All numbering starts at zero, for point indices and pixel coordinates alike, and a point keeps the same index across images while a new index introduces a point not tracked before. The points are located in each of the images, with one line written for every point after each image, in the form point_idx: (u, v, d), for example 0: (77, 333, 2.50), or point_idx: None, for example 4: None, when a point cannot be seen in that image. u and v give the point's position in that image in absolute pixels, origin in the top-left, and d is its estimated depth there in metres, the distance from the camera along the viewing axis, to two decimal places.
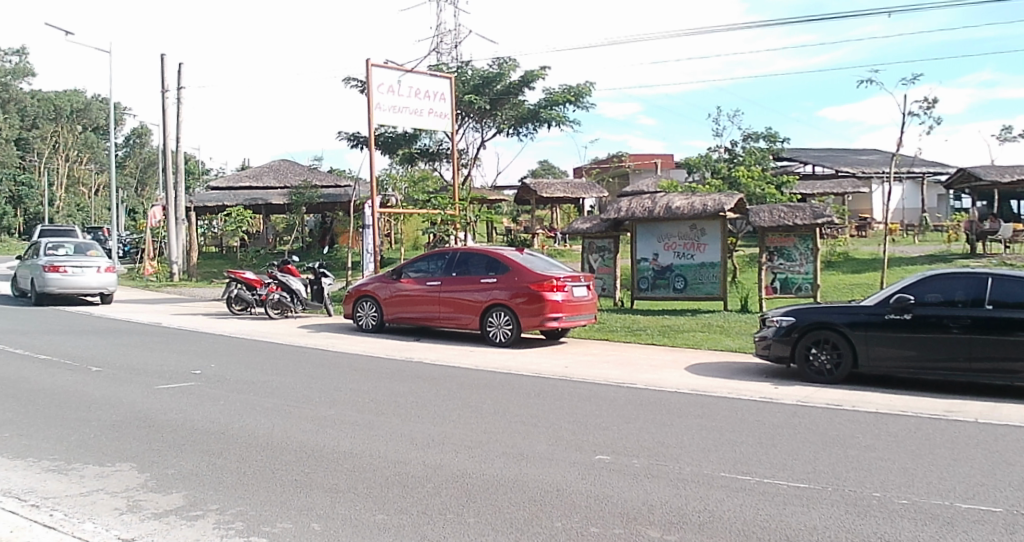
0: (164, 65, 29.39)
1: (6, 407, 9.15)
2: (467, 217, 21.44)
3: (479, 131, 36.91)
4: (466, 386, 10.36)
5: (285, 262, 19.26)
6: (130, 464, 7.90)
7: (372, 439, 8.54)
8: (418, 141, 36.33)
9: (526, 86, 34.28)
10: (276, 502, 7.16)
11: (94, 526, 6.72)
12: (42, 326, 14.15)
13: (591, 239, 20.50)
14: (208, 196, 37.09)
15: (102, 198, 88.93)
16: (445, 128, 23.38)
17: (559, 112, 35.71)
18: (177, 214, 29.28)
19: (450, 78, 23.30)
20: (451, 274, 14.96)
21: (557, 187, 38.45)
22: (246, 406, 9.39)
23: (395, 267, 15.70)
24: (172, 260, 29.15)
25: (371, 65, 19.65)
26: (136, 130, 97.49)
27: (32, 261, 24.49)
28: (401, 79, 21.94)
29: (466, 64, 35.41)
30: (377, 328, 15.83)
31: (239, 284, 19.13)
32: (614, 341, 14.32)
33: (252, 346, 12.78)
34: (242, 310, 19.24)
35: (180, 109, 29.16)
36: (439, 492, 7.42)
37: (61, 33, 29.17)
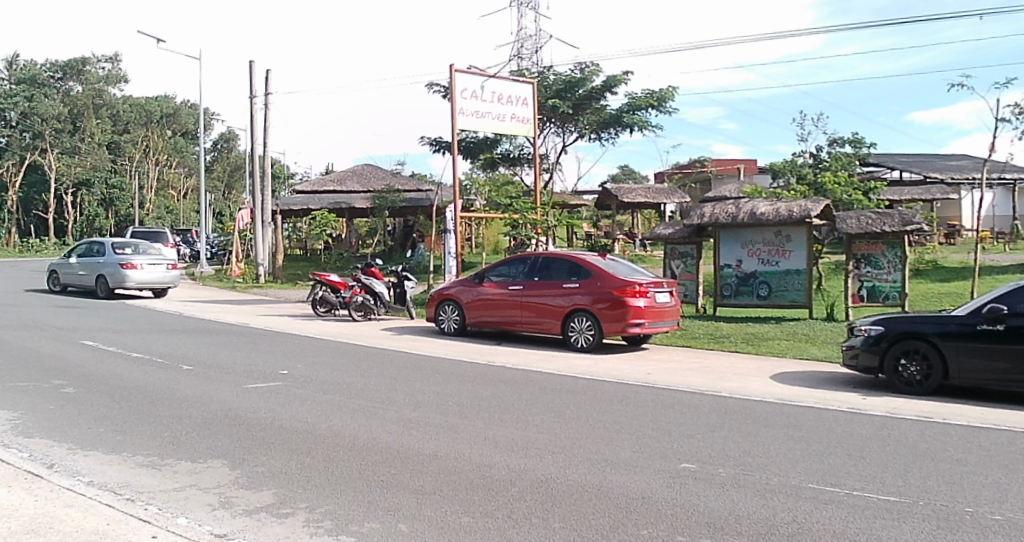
0: (252, 71, 30.01)
1: (101, 403, 9.43)
2: (549, 222, 21.51)
3: (561, 136, 36.87)
4: (548, 391, 10.31)
5: (368, 265, 19.41)
6: (221, 461, 8.09)
7: (453, 442, 8.55)
8: (500, 145, 36.41)
9: (608, 90, 34.13)
10: (363, 502, 7.26)
11: (187, 521, 6.92)
12: (135, 325, 14.56)
13: (673, 245, 20.28)
14: (294, 199, 37.89)
15: (191, 201, 91.53)
16: (528, 133, 23.46)
17: (642, 116, 35.60)
18: (263, 217, 29.90)
19: (533, 83, 23.45)
20: (533, 278, 14.94)
21: (638, 192, 38.24)
22: (332, 406, 9.50)
23: (478, 271, 15.77)
24: (258, 262, 29.68)
25: (457, 69, 19.83)
26: (224, 135, 99.87)
27: (89, 258, 25.33)
28: (484, 84, 22.07)
29: (548, 69, 35.50)
30: (458, 332, 15.89)
31: (324, 287, 19.49)
32: (697, 349, 14.10)
33: (336, 347, 12.93)
34: (326, 312, 19.56)
35: (267, 114, 29.71)
36: (524, 496, 7.43)
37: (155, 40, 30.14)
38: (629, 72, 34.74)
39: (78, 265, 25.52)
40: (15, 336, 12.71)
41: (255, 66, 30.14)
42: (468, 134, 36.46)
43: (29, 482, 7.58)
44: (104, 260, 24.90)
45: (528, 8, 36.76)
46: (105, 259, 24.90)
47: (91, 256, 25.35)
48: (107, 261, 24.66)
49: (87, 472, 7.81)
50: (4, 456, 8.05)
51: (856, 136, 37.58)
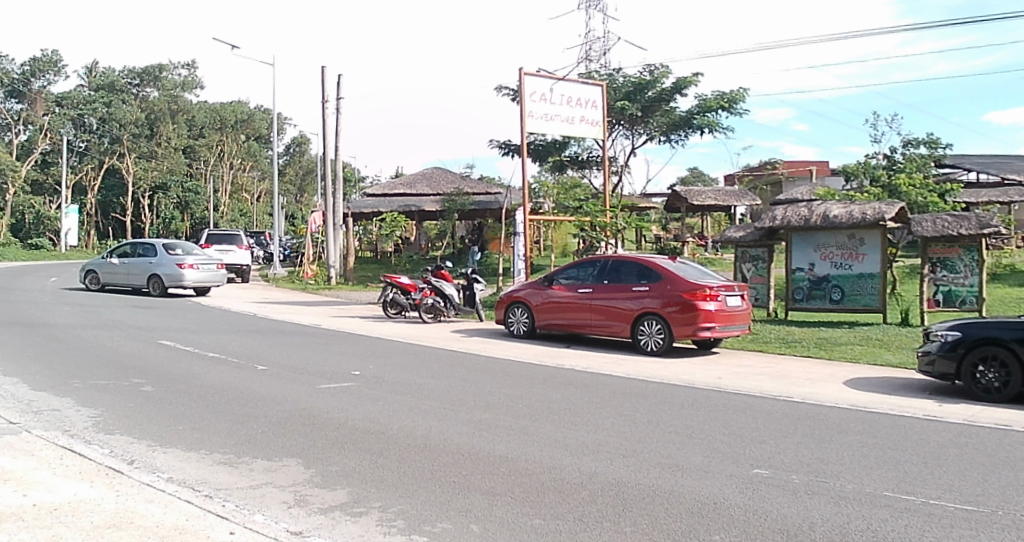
0: (325, 77, 30.49)
1: (179, 401, 9.66)
2: (619, 225, 21.45)
3: (630, 138, 36.78)
4: (619, 394, 10.27)
5: (439, 267, 19.56)
6: (296, 460, 8.24)
7: (523, 443, 8.57)
8: (568, 148, 36.43)
9: (678, 92, 33.86)
10: (435, 502, 7.33)
11: (264, 518, 7.05)
12: (211, 325, 14.89)
13: (744, 248, 20.09)
14: (365, 203, 38.43)
15: (264, 203, 93.32)
16: (597, 135, 23.39)
17: (712, 118, 35.20)
18: (335, 220, 30.29)
19: (602, 85, 23.37)
20: (603, 281, 14.92)
21: (708, 195, 37.93)
22: (404, 407, 9.58)
23: (547, 274, 15.79)
24: (330, 264, 29.99)
25: (526, 72, 19.92)
26: (297, 139, 101.46)
27: (137, 259, 26.04)
28: (553, 87, 22.12)
29: (617, 71, 35.46)
30: (527, 334, 15.93)
31: (395, 289, 19.75)
32: (770, 353, 13.90)
33: (406, 349, 13.06)
34: (397, 314, 19.82)
35: (338, 119, 30.13)
36: (595, 499, 7.41)
37: (230, 46, 30.87)
38: (699, 74, 34.43)
39: (125, 266, 26.18)
40: (98, 334, 13.13)
41: (326, 71, 30.59)
42: (536, 137, 36.59)
43: (112, 478, 7.80)
44: (156, 260, 25.77)
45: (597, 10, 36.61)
46: (158, 260, 25.76)
47: (140, 257, 26.09)
48: (162, 261, 25.56)
49: (167, 469, 8.02)
50: (88, 452, 8.31)
51: (931, 137, 36.71)
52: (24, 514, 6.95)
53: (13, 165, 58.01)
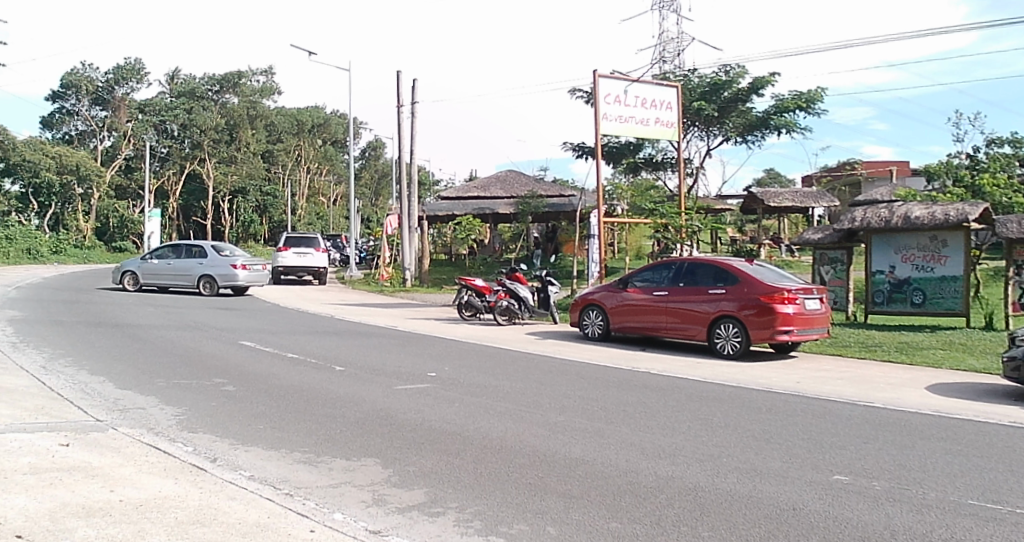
0: (399, 82, 30.80)
1: (259, 400, 9.86)
2: (694, 226, 21.32)
3: (705, 139, 36.38)
4: (696, 398, 10.20)
5: (513, 269, 19.64)
6: (374, 459, 8.36)
7: (599, 447, 8.55)
8: (642, 150, 36.20)
9: (755, 92, 33.39)
10: (511, 504, 7.36)
11: (344, 517, 7.16)
12: (288, 326, 15.22)
13: (822, 250, 19.84)
14: (440, 206, 38.72)
15: (340, 207, 94.70)
16: (672, 137, 23.19)
17: (790, 118, 34.61)
18: (410, 223, 30.47)
19: (677, 87, 23.27)
20: (679, 284, 14.83)
21: (785, 196, 37.49)
22: (480, 408, 9.64)
23: (622, 276, 15.77)
24: (405, 266, 30.20)
25: (600, 74, 19.90)
26: (372, 144, 102.51)
27: (186, 259, 26.81)
28: (628, 89, 22.06)
29: (693, 72, 35.20)
30: (602, 337, 15.94)
31: (470, 291, 19.90)
32: (849, 358, 13.67)
33: (481, 351, 13.14)
34: (471, 316, 19.98)
35: (412, 122, 30.41)
36: (672, 504, 7.37)
37: (308, 52, 31.54)
38: (776, 73, 33.86)
39: (173, 266, 26.81)
40: (180, 334, 13.52)
41: (401, 75, 30.91)
42: (611, 139, 36.55)
43: (196, 474, 7.99)
44: (207, 261, 26.76)
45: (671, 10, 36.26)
46: (210, 261, 26.73)
47: (187, 258, 26.87)
48: (215, 262, 26.56)
49: (249, 467, 8.19)
50: (172, 449, 8.52)
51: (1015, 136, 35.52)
52: (112, 509, 7.17)
53: (98, 171, 58.74)
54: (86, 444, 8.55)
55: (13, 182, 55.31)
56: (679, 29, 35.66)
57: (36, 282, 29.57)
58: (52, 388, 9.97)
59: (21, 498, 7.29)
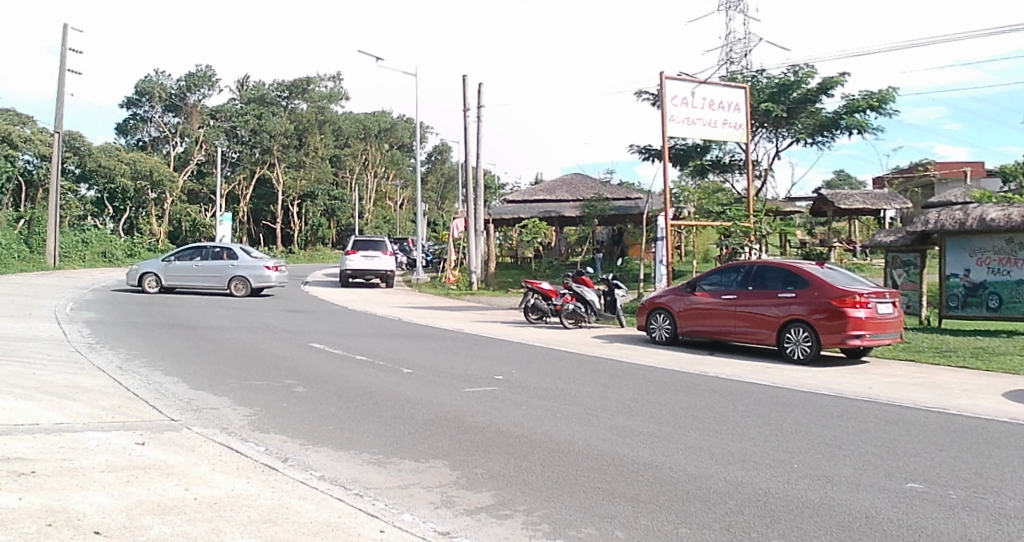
0: (466, 87, 31.02)
1: (329, 401, 10.00)
2: (763, 230, 21.26)
3: (774, 141, 35.78)
4: (765, 403, 10.12)
5: (579, 273, 19.74)
6: (442, 461, 8.43)
7: (668, 451, 8.52)
8: (710, 152, 35.94)
9: (825, 93, 32.81)
10: (580, 508, 7.37)
11: (413, 518, 7.24)
12: (357, 328, 15.42)
13: (895, 253, 19.51)
14: (505, 209, 38.83)
15: (407, 210, 95.44)
16: (741, 139, 22.88)
17: (861, 118, 33.84)
18: (477, 227, 30.38)
19: (745, 88, 22.90)
20: (748, 287, 14.78)
21: (856, 198, 37.02)
22: (547, 412, 9.67)
23: (690, 280, 15.76)
24: (472, 270, 30.39)
25: (667, 75, 19.81)
26: (439, 147, 102.97)
27: (216, 260, 27.41)
28: (694, 91, 21.95)
29: (761, 73, 34.76)
30: (669, 340, 15.91)
31: (536, 294, 19.94)
32: (923, 363, 13.42)
33: (547, 353, 13.18)
34: (538, 319, 20.00)
35: (479, 126, 30.48)
36: (742, 509, 7.32)
37: (375, 58, 31.98)
38: (846, 73, 33.23)
39: (202, 267, 27.32)
40: (251, 336, 13.80)
41: (467, 80, 31.07)
42: (677, 142, 36.32)
43: (268, 474, 8.14)
44: (236, 263, 27.45)
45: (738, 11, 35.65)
46: (242, 262, 27.42)
47: (216, 259, 27.46)
48: (246, 262, 27.24)
49: (319, 467, 8.31)
50: (244, 449, 8.69)
51: None
52: (186, 507, 7.33)
53: (170, 175, 58.91)
54: (161, 443, 8.76)
55: (89, 187, 55.90)
56: (747, 29, 35.07)
57: (107, 284, 30.41)
58: (127, 388, 10.24)
59: (98, 494, 7.50)
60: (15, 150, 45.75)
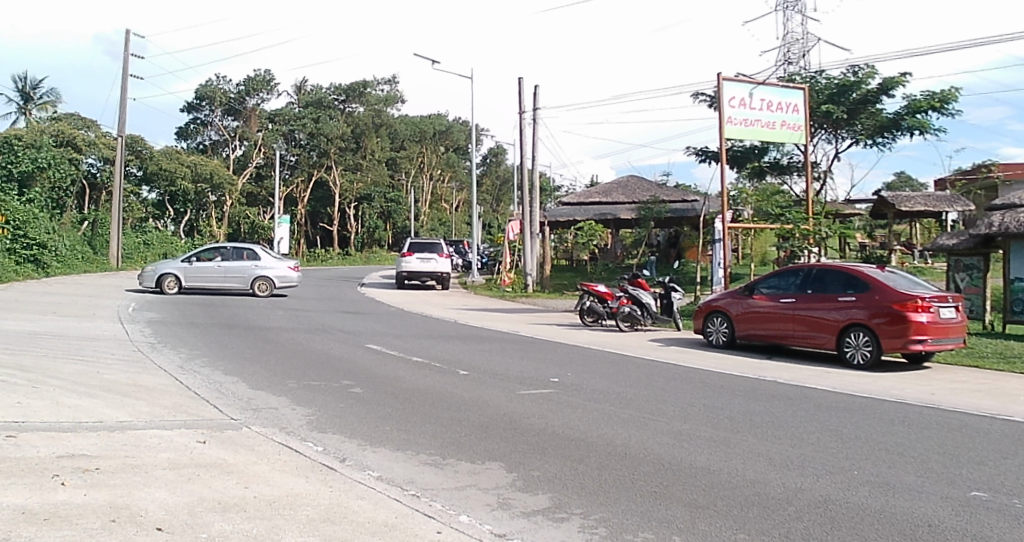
0: (520, 90, 31.05)
1: (387, 402, 10.12)
2: (823, 232, 21.23)
3: (833, 142, 34.91)
4: (824, 408, 10.03)
5: (635, 275, 19.72)
6: (498, 463, 8.47)
7: (725, 456, 8.48)
8: (768, 153, 35.40)
9: (886, 93, 32.01)
10: (636, 512, 7.34)
11: (470, 519, 7.27)
12: (413, 329, 15.58)
13: (957, 256, 19.31)
14: (561, 211, 38.14)
15: (462, 213, 95.74)
16: (800, 140, 22.74)
17: (923, 119, 32.82)
18: (532, 229, 30.47)
19: (805, 88, 22.68)
20: (807, 291, 14.70)
21: (917, 200, 36.23)
22: (603, 415, 9.67)
23: (747, 283, 15.76)
24: (526, 272, 30.61)
25: (724, 77, 19.76)
26: (493, 149, 103.21)
27: (238, 260, 27.82)
28: (752, 91, 21.87)
29: (820, 73, 34.06)
30: (726, 344, 15.94)
31: (591, 297, 19.89)
32: (988, 370, 13.19)
33: (602, 356, 13.20)
34: (593, 322, 19.91)
35: (534, 128, 30.49)
36: (800, 516, 7.23)
37: (429, 61, 32.32)
38: (909, 72, 32.39)
39: (225, 267, 27.65)
40: (309, 337, 14.02)
41: (522, 83, 31.13)
42: (734, 143, 35.91)
43: (326, 474, 8.24)
44: (258, 263, 27.97)
45: (795, 11, 35.22)
46: (265, 263, 27.95)
47: (237, 259, 27.84)
48: (270, 263, 27.78)
49: (377, 467, 8.40)
50: (302, 448, 8.81)
51: None
52: (246, 505, 7.45)
53: (230, 178, 58.98)
54: (221, 441, 8.91)
55: (151, 190, 55.86)
56: (805, 29, 34.75)
57: None
58: (188, 387, 10.47)
59: (160, 491, 7.66)
60: (80, 154, 46.25)
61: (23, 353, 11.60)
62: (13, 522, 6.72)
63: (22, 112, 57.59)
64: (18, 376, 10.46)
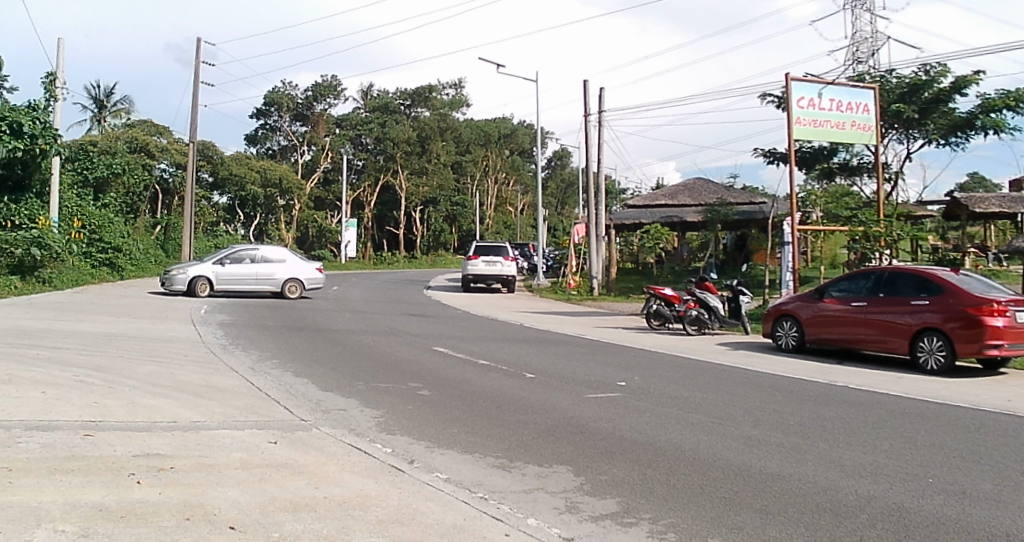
0: (586, 93, 31.18)
1: (456, 405, 10.26)
2: (896, 234, 21.26)
3: (904, 143, 34.23)
4: (896, 414, 9.91)
5: (703, 278, 19.73)
6: (566, 467, 8.48)
7: (795, 462, 8.42)
8: (837, 154, 34.96)
9: (959, 92, 31.26)
10: (706, 517, 7.25)
11: (538, 523, 7.25)
12: (480, 332, 15.76)
13: None
14: (626, 215, 40.12)
15: (527, 217, 95.97)
16: (870, 141, 23.25)
17: (998, 118, 31.96)
18: (597, 231, 30.67)
19: (875, 88, 23.25)
20: (878, 294, 14.69)
21: (992, 201, 35.47)
22: (671, 419, 9.71)
23: (818, 287, 15.85)
24: (592, 275, 30.79)
25: (791, 78, 20.22)
26: (558, 152, 103.41)
27: (269, 263, 28.15)
28: (821, 92, 22.56)
29: (890, 72, 33.51)
30: (797, 347, 16.08)
31: (658, 300, 20.01)
32: None
33: (668, 360, 13.24)
34: (659, 325, 20.12)
35: (598, 131, 30.55)
36: (874, 523, 7.08)
37: (495, 65, 32.88)
38: (983, 70, 31.57)
39: (257, 270, 27.98)
40: (377, 340, 14.26)
41: (588, 85, 31.31)
42: (802, 145, 35.65)
43: (395, 475, 8.32)
44: (287, 266, 28.42)
45: (864, 9, 34.61)
46: (294, 265, 28.45)
47: (267, 262, 28.14)
48: (299, 264, 28.13)
49: (444, 469, 8.47)
50: (371, 449, 8.93)
51: None
52: (316, 505, 7.54)
53: (299, 184, 59.80)
54: (291, 442, 9.06)
55: (223, 195, 58.61)
56: (874, 27, 34.05)
57: None
58: (260, 388, 10.74)
59: (232, 489, 7.80)
60: (154, 160, 47.32)
61: (103, 355, 12.00)
62: (87, 518, 6.84)
63: (96, 119, 59.23)
64: (98, 377, 10.81)
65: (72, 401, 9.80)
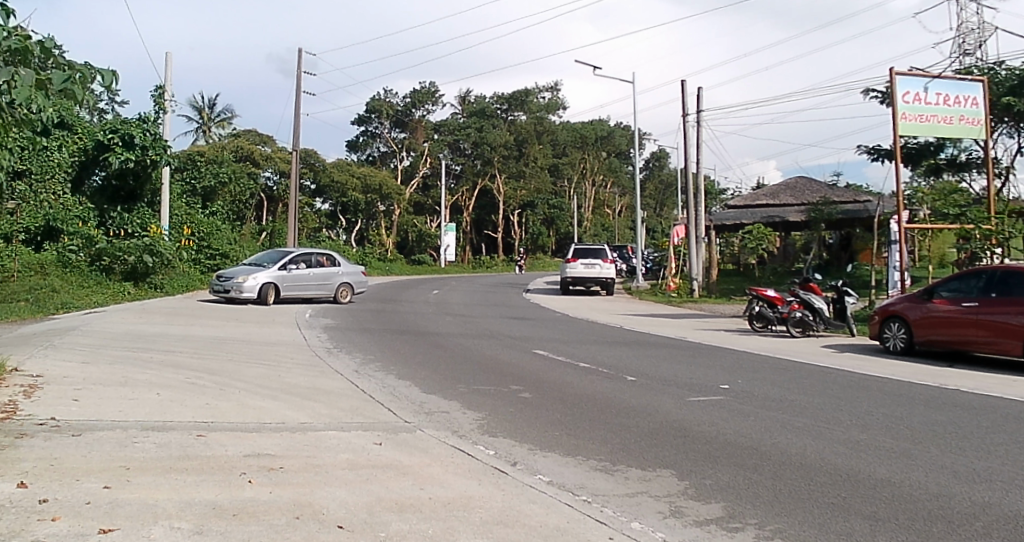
0: (684, 92, 31.11)
1: (560, 408, 10.39)
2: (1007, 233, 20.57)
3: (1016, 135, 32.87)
4: (1012, 419, 9.63)
5: (807, 280, 19.50)
6: (670, 471, 8.48)
7: (905, 468, 8.28)
8: (943, 149, 33.93)
9: None
10: (814, 523, 7.14)
11: (642, 527, 7.20)
12: (580, 335, 15.89)
13: None
14: (726, 216, 40.09)
15: (625, 220, 95.49)
16: (979, 136, 22.57)
17: None
18: (696, 233, 30.49)
19: (984, 82, 22.57)
20: (990, 295, 14.37)
21: None
22: (776, 424, 9.67)
23: (926, 287, 15.55)
24: (693, 276, 30.63)
25: (898, 73, 19.82)
26: (655, 155, 102.94)
27: (325, 267, 28.89)
28: (927, 86, 22.02)
29: (999, 64, 32.43)
30: (905, 350, 15.74)
31: (761, 302, 19.92)
32: None
33: (772, 363, 13.17)
34: (763, 327, 20.03)
35: (697, 132, 30.45)
36: (989, 530, 6.86)
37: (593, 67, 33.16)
38: None
39: (317, 274, 28.46)
40: (477, 343, 14.50)
41: (684, 85, 31.30)
42: (908, 141, 34.98)
43: (498, 477, 8.41)
44: (339, 270, 29.49)
45: None
46: (346, 269, 29.56)
47: (324, 266, 28.84)
48: (352, 267, 29.40)
49: (547, 472, 8.51)
50: (476, 452, 9.06)
51: None
52: (420, 505, 7.63)
53: (399, 189, 59.68)
54: (396, 443, 9.25)
55: (325, 201, 59.91)
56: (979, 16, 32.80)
57: None
58: (369, 391, 11.05)
59: (339, 489, 7.97)
60: (258, 168, 49.05)
61: (215, 359, 12.46)
62: (200, 514, 7.04)
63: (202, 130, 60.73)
64: (210, 380, 11.23)
65: (186, 403, 10.21)
